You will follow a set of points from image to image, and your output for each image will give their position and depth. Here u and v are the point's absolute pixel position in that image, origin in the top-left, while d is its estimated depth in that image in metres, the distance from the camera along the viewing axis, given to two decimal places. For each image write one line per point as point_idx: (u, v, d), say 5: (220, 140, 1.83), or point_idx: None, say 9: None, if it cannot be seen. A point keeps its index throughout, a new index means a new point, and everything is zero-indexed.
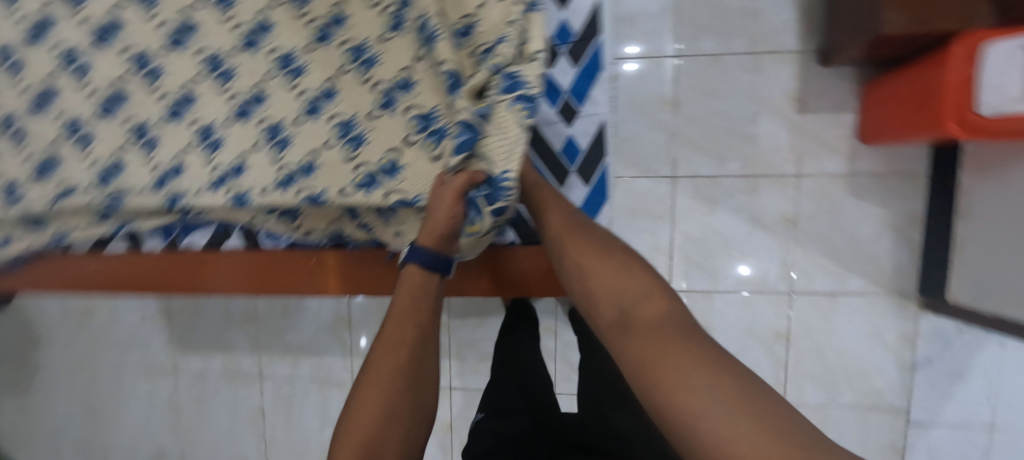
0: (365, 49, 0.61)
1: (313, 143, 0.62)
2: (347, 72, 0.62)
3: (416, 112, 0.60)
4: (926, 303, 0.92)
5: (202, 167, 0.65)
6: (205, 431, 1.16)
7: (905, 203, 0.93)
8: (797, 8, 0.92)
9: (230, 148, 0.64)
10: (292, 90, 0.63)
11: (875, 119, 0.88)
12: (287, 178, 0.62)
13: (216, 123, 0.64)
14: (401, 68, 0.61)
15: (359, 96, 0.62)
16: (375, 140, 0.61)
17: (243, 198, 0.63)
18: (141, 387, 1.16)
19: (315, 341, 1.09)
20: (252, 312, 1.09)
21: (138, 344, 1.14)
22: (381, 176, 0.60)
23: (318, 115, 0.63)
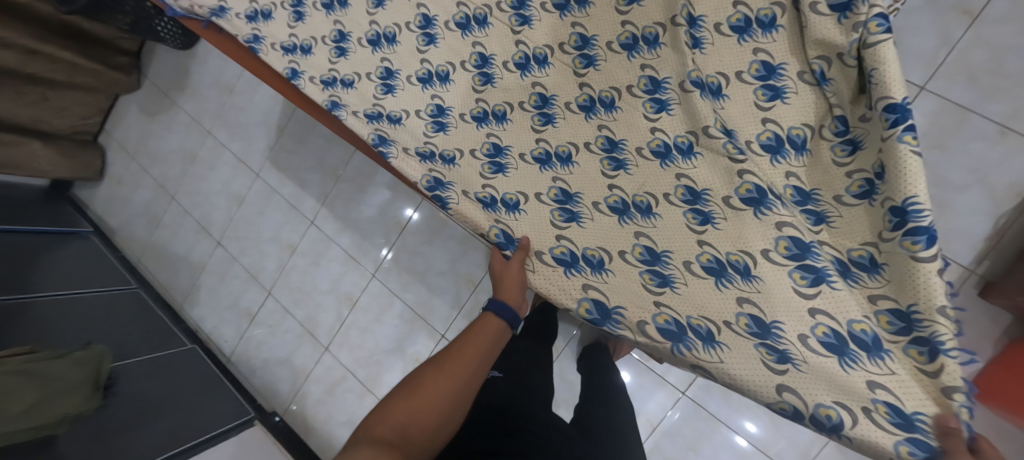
0: (591, 44, 0.67)
1: (511, 98, 0.71)
2: (566, 52, 0.68)
3: (607, 133, 0.64)
4: None
5: (413, 49, 0.76)
6: (247, 233, 1.28)
7: None
8: (992, 226, 0.83)
9: (441, 49, 0.74)
10: (514, 32, 0.71)
11: (991, 376, 0.78)
12: (482, 115, 0.71)
13: (439, 20, 0.75)
14: (613, 85, 0.65)
15: (566, 82, 0.68)
16: (561, 127, 0.67)
17: (443, 111, 0.73)
18: (228, 170, 1.31)
19: (368, 225, 1.16)
20: (339, 170, 1.18)
21: (247, 137, 1.29)
22: (555, 160, 0.66)
23: (525, 73, 0.70)
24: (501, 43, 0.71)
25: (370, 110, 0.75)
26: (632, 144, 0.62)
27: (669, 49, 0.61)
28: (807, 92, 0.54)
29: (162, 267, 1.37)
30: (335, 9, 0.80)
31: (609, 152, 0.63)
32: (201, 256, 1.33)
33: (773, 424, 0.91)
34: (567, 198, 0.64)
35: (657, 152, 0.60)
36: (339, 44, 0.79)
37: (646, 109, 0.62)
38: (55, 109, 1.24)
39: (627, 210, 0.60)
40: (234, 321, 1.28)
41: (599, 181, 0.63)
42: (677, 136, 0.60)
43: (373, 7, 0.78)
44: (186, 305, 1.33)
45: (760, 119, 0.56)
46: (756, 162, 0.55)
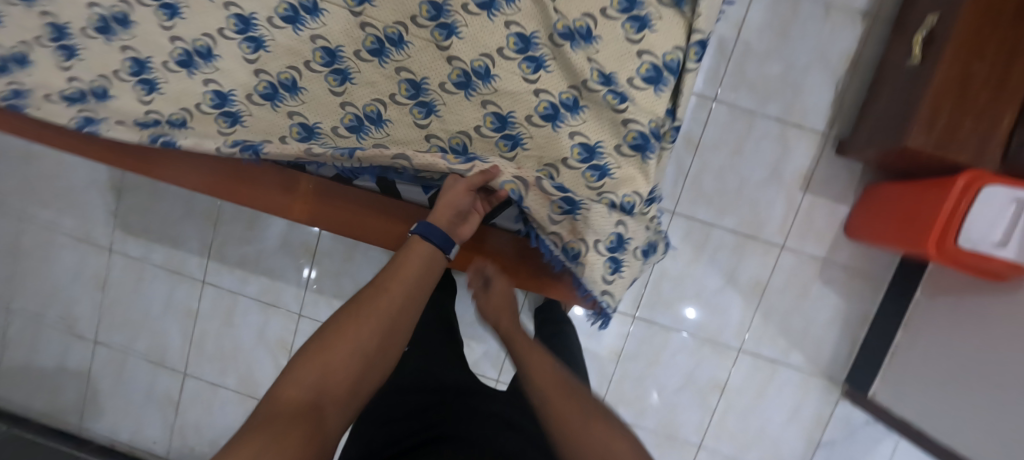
0: (445, 12, 0.61)
1: (377, 89, 0.65)
2: (420, 26, 0.62)
3: (493, 109, 0.63)
4: (849, 392, 1.00)
5: (240, 63, 0.64)
6: (128, 318, 1.08)
7: (862, 302, 1.00)
8: (833, 92, 0.96)
9: (278, 55, 0.64)
10: (354, 16, 0.62)
11: (865, 220, 0.93)
12: (356, 123, 0.66)
13: (258, 18, 0.63)
14: (482, 52, 0.61)
15: (430, 59, 0.63)
16: (443, 115, 0.64)
17: (311, 130, 0.66)
18: (70, 255, 1.06)
19: (273, 263, 1.04)
20: (214, 213, 1.03)
21: (75, 207, 1.04)
22: (452, 156, 0.65)
23: (384, 60, 0.64)
24: (345, 30, 0.63)
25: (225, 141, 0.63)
26: (521, 114, 0.62)
27: (529, 2, 0.59)
28: (671, 16, 0.57)
29: (34, 392, 1.12)
30: (116, 32, 0.63)
31: (501, 130, 0.64)
32: (80, 362, 1.10)
33: (712, 315, 1.02)
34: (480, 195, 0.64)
35: (547, 115, 0.62)
36: (141, 76, 0.64)
37: (524, 71, 0.61)
38: None
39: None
40: (155, 416, 1.10)
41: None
42: (560, 93, 0.61)
43: (167, 19, 0.63)
44: (86, 421, 1.12)
45: (635, 53, 0.58)
46: (639, 103, 0.58)
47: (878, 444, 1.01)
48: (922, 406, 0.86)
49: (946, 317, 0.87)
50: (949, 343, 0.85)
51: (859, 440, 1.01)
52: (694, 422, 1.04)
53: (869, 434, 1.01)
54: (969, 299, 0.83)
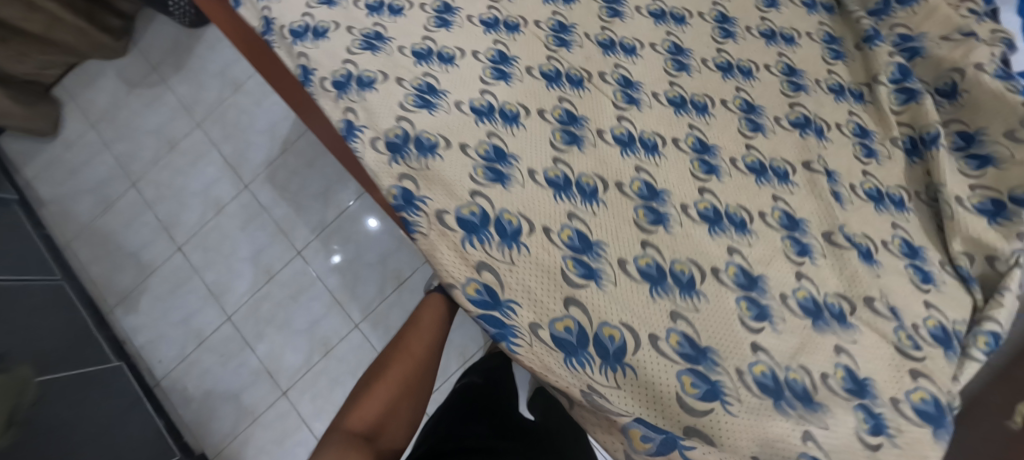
0: (709, 150, 0.69)
1: (611, 173, 0.65)
2: (680, 148, 0.69)
3: (741, 262, 0.60)
4: None
5: (478, 75, 0.70)
6: (219, 245, 1.14)
7: None
8: None
9: (514, 89, 0.70)
10: (617, 109, 0.70)
11: None
12: (562, 181, 0.63)
13: (517, 65, 0.72)
14: (739, 205, 0.65)
15: (679, 174, 0.66)
16: (674, 235, 0.61)
17: (505, 156, 0.64)
18: (211, 173, 1.17)
19: (369, 269, 1.10)
20: (345, 205, 1.13)
21: (244, 141, 1.18)
22: (670, 281, 0.58)
23: (628, 153, 0.67)
24: (597, 111, 0.70)
25: (392, 136, 0.64)
26: (778, 291, 0.59)
27: (807, 192, 0.67)
28: (954, 285, 0.61)
29: (98, 260, 1.14)
30: (382, 12, 0.75)
31: (748, 290, 0.58)
32: (153, 258, 1.14)
33: None
34: (698, 354, 0.54)
35: (806, 305, 0.58)
36: (372, 41, 0.72)
37: (788, 248, 0.62)
38: (11, 55, 1.05)
39: (783, 390, 0.52)
40: (178, 341, 1.10)
41: (740, 335, 0.55)
42: (826, 295, 0.59)
43: (436, 25, 0.74)
44: (119, 310, 1.11)
45: (923, 302, 0.59)
46: (933, 360, 0.55)
47: None
48: None
49: None
50: None
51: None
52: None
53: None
54: None
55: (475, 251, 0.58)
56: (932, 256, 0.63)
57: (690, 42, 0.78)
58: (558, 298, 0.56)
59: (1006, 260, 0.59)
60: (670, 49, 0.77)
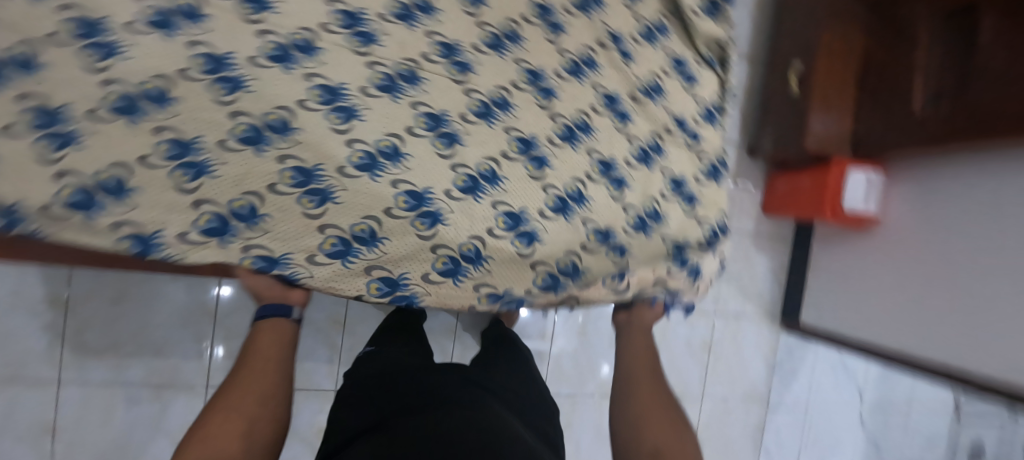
0: (541, 78, 0.70)
1: (491, 147, 0.65)
2: (521, 89, 0.68)
3: (638, 143, 0.74)
4: (785, 324, 1.41)
5: (329, 131, 0.58)
6: (109, 444, 0.98)
7: (779, 257, 1.42)
8: (738, 110, 1.36)
9: (372, 121, 0.60)
10: (459, 82, 0.65)
11: (773, 201, 1.35)
12: (471, 183, 0.63)
13: (349, 88, 0.60)
14: (579, 110, 0.71)
15: (536, 117, 0.68)
16: (557, 167, 0.68)
17: (422, 196, 0.61)
18: (9, 398, 0.91)
19: (297, 344, 1.07)
20: (212, 307, 1.02)
21: (16, 338, 0.91)
22: (570, 203, 0.68)
23: (493, 120, 0.66)
24: (449, 95, 0.64)
25: (360, 230, 0.59)
26: (621, 158, 0.72)
27: (643, 51, 0.77)
28: (708, 74, 0.83)
29: None
30: (147, 110, 0.53)
31: (608, 173, 0.71)
32: None
33: None
34: (606, 235, 0.69)
35: (640, 157, 0.73)
36: (185, 160, 0.55)
37: (615, 123, 0.73)
38: None
39: (647, 224, 0.72)
40: None
41: (616, 208, 0.70)
42: (647, 139, 0.75)
43: (225, 93, 0.55)
44: None
45: (694, 100, 0.80)
46: (707, 137, 0.80)
47: (804, 357, 1.44)
48: (847, 325, 1.25)
49: (836, 254, 1.30)
50: (844, 275, 1.27)
51: (796, 357, 1.44)
52: (696, 381, 1.33)
53: (800, 352, 1.44)
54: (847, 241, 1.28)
55: (467, 283, 0.64)
56: (691, 61, 0.81)
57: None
58: (526, 270, 0.65)
59: (724, 42, 0.83)
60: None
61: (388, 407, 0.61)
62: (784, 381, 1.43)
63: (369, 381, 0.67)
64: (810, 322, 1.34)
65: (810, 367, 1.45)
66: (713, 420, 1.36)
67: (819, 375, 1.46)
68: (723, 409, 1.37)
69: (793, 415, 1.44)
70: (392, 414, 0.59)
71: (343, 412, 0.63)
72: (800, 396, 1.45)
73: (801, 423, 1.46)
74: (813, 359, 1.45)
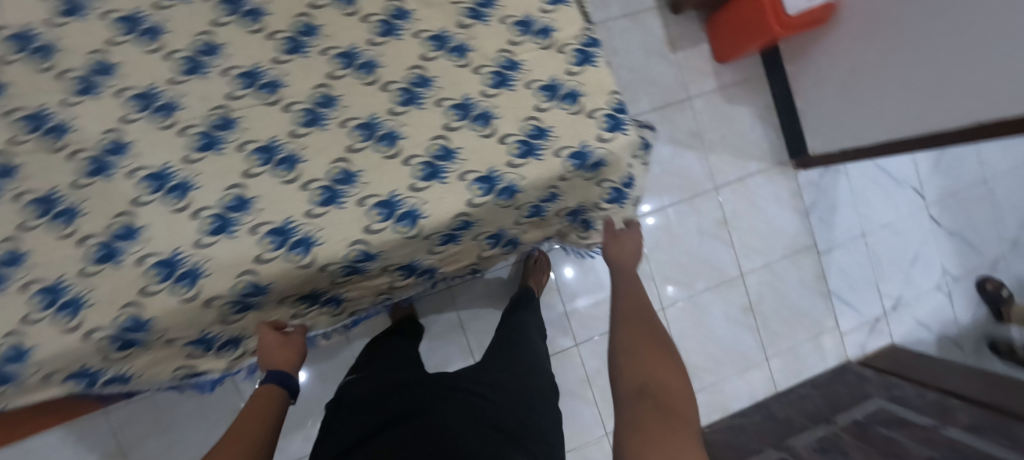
0: (356, 55, 0.64)
1: (333, 150, 0.61)
2: (339, 77, 0.63)
3: (490, 68, 0.65)
4: (801, 163, 1.26)
5: (172, 214, 0.58)
6: None
7: (761, 97, 1.26)
8: None
9: (207, 183, 0.59)
10: (272, 103, 0.62)
11: (721, 44, 1.19)
12: (328, 193, 0.60)
13: (172, 165, 0.59)
14: (410, 66, 0.64)
15: (367, 96, 0.63)
16: (410, 134, 0.62)
17: (284, 229, 0.58)
18: None
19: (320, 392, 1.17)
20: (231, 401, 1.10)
21: None
22: (438, 163, 0.61)
23: (323, 123, 0.62)
24: (267, 120, 0.61)
25: (243, 288, 0.59)
26: (475, 93, 0.64)
27: None
28: None
29: None
30: (8, 274, 0.55)
31: (466, 115, 0.64)
32: None
33: (680, 181, 1.21)
34: (488, 181, 0.61)
35: (496, 81, 0.65)
36: (61, 302, 0.55)
37: (453, 60, 0.65)
38: None
39: (533, 146, 0.63)
40: None
41: (490, 144, 0.63)
42: (496, 58, 0.66)
43: (66, 225, 0.56)
44: None
45: None
46: (562, 15, 0.68)
47: (840, 184, 1.29)
48: (852, 137, 1.13)
49: (812, 66, 1.16)
50: (829, 84, 1.13)
51: (826, 188, 1.28)
52: (727, 261, 1.23)
53: (827, 182, 1.28)
54: (817, 48, 1.13)
55: (373, 269, 0.66)
56: None
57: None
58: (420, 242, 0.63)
59: None
60: (225, 8, 0.63)
61: (377, 417, 0.64)
62: (830, 220, 1.28)
63: (364, 399, 0.71)
64: (820, 150, 1.21)
65: (853, 194, 1.29)
66: (768, 293, 1.25)
67: (869, 196, 1.30)
68: (774, 277, 1.26)
69: (857, 251, 1.29)
70: (380, 426, 0.62)
71: (340, 425, 0.67)
72: (850, 226, 1.29)
73: (869, 254, 1.30)
74: (851, 180, 1.29)
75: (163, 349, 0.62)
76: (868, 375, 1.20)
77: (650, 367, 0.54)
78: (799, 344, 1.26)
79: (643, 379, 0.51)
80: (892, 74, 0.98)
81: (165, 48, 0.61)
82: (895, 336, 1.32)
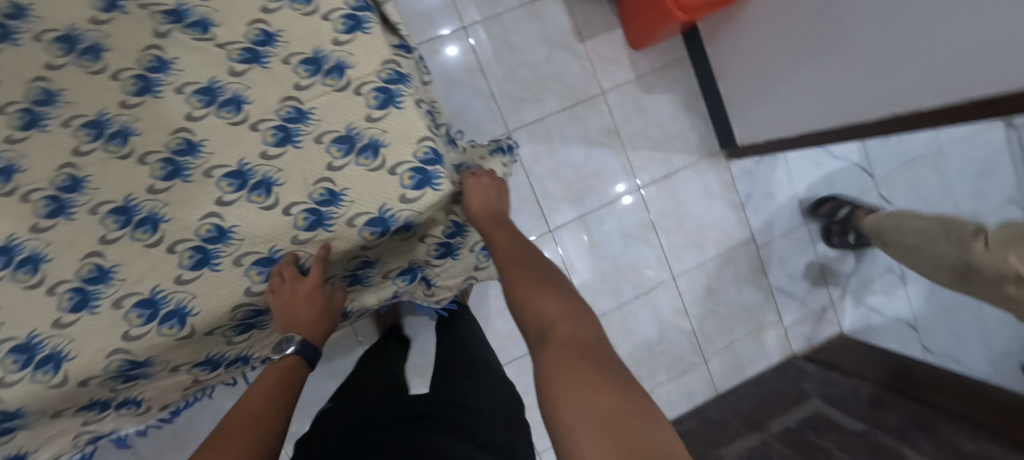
0: (217, 90, 0.57)
1: (200, 207, 0.55)
2: (199, 118, 0.56)
3: (374, 84, 0.58)
4: (730, 153, 1.28)
5: (22, 294, 0.52)
6: None
7: (683, 84, 1.27)
8: None
9: (60, 252, 0.53)
10: (125, 156, 0.55)
11: (635, 30, 1.17)
12: (199, 254, 0.55)
13: (18, 239, 0.52)
14: (283, 98, 0.58)
15: (234, 140, 0.56)
16: (288, 181, 0.56)
17: (153, 298, 0.54)
18: None
19: None
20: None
21: None
22: (322, 209, 0.57)
23: (187, 175, 0.56)
24: (121, 176, 0.55)
25: (117, 367, 0.55)
26: (359, 120, 0.58)
27: None
28: None
29: None
30: None
31: (351, 147, 0.57)
32: None
33: (601, 181, 1.23)
34: (380, 221, 0.58)
35: (381, 99, 0.58)
36: None
37: (330, 83, 0.58)
38: None
39: (428, 175, 0.57)
40: None
41: (379, 177, 0.57)
42: (379, 72, 0.59)
43: None
44: None
45: None
46: None
47: (775, 168, 1.32)
48: (769, 124, 1.14)
49: (731, 49, 1.14)
50: (745, 66, 1.13)
51: (761, 176, 1.31)
52: (656, 263, 1.27)
53: (764, 168, 1.31)
54: (735, 30, 1.11)
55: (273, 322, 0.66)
56: None
57: (52, 10, 0.56)
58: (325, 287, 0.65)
59: None
60: (61, 48, 0.56)
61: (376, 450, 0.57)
62: (766, 208, 1.32)
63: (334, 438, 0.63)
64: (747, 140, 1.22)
65: (789, 179, 1.32)
66: (701, 290, 1.30)
67: (805, 180, 1.33)
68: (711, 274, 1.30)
69: (796, 238, 1.34)
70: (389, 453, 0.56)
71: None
72: (789, 214, 1.33)
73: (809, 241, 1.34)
74: (787, 166, 1.32)
75: (51, 422, 0.58)
76: (810, 370, 1.26)
77: (551, 301, 0.46)
78: (737, 341, 1.32)
79: (546, 320, 0.44)
80: (797, 57, 0.98)
81: None
82: (843, 324, 1.38)
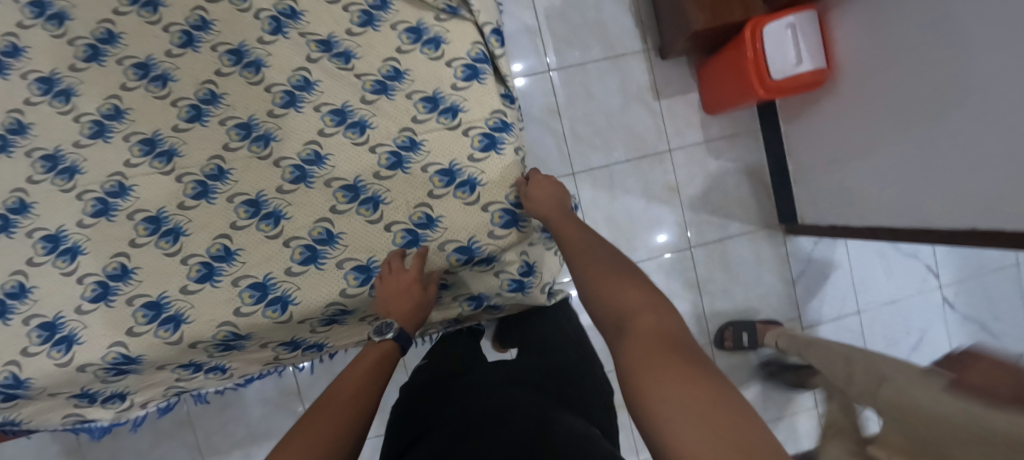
0: (348, 113, 0.66)
1: (317, 211, 0.64)
2: (329, 134, 0.65)
3: (480, 129, 0.67)
4: (788, 229, 1.29)
5: (162, 259, 0.62)
6: None
7: (749, 155, 1.30)
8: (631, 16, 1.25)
9: (198, 229, 0.63)
10: (264, 157, 0.65)
11: (711, 97, 1.22)
12: (309, 252, 0.64)
13: (166, 211, 0.62)
14: (402, 128, 0.66)
15: (355, 158, 0.65)
16: (393, 200, 0.65)
17: (264, 283, 0.63)
18: None
19: (265, 420, 1.16)
20: (186, 417, 1.15)
21: None
22: (419, 231, 0.66)
23: (311, 181, 0.64)
24: (257, 173, 0.64)
25: (223, 336, 0.63)
26: (462, 158, 0.66)
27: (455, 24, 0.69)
28: None
29: None
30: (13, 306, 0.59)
31: (452, 181, 0.66)
32: None
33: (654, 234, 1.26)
34: (467, 250, 0.67)
35: (484, 144, 0.66)
36: (55, 338, 0.60)
37: (443, 121, 0.66)
38: None
39: (516, 218, 0.67)
40: None
41: (473, 211, 0.66)
42: (487, 120, 0.67)
43: (67, 263, 0.60)
44: None
45: None
46: None
47: (834, 251, 1.31)
48: (832, 209, 1.16)
49: (805, 130, 1.18)
50: (816, 149, 1.15)
51: (817, 256, 1.31)
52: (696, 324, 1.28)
53: (822, 250, 1.31)
54: (812, 114, 1.14)
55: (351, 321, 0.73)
56: None
57: (229, 25, 0.66)
58: None
59: None
60: (229, 59, 0.65)
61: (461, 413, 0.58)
62: (816, 289, 1.31)
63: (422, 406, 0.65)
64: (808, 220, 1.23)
65: (848, 265, 1.31)
66: (739, 359, 1.28)
67: (863, 269, 1.31)
68: None
69: (844, 325, 1.32)
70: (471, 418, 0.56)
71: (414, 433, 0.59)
72: (841, 300, 1.31)
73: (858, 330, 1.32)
74: (847, 250, 1.31)
75: (155, 373, 0.67)
76: None
77: (626, 288, 0.45)
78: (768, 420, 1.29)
79: (621, 305, 0.43)
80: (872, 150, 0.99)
81: (171, 94, 0.64)
82: None
